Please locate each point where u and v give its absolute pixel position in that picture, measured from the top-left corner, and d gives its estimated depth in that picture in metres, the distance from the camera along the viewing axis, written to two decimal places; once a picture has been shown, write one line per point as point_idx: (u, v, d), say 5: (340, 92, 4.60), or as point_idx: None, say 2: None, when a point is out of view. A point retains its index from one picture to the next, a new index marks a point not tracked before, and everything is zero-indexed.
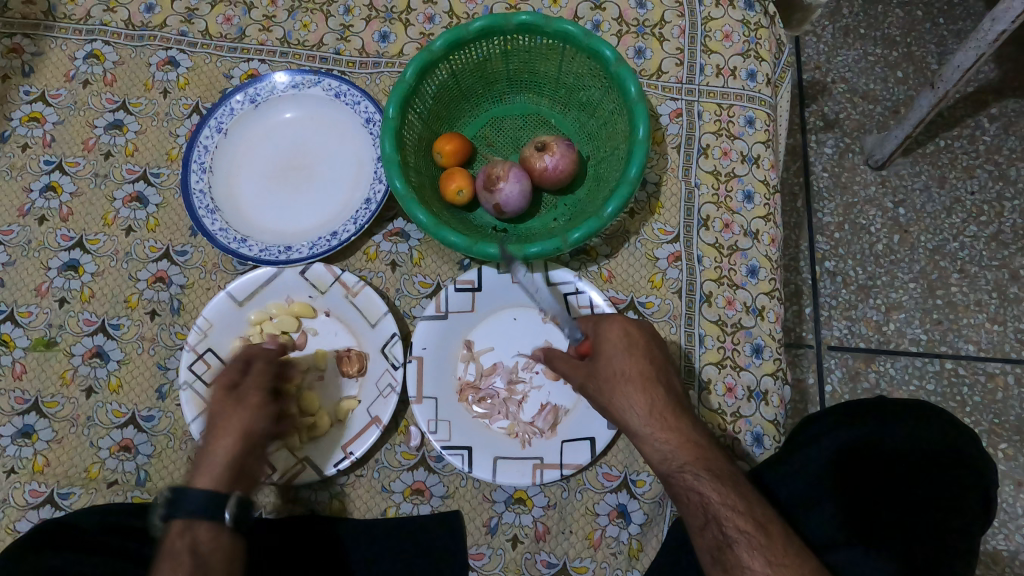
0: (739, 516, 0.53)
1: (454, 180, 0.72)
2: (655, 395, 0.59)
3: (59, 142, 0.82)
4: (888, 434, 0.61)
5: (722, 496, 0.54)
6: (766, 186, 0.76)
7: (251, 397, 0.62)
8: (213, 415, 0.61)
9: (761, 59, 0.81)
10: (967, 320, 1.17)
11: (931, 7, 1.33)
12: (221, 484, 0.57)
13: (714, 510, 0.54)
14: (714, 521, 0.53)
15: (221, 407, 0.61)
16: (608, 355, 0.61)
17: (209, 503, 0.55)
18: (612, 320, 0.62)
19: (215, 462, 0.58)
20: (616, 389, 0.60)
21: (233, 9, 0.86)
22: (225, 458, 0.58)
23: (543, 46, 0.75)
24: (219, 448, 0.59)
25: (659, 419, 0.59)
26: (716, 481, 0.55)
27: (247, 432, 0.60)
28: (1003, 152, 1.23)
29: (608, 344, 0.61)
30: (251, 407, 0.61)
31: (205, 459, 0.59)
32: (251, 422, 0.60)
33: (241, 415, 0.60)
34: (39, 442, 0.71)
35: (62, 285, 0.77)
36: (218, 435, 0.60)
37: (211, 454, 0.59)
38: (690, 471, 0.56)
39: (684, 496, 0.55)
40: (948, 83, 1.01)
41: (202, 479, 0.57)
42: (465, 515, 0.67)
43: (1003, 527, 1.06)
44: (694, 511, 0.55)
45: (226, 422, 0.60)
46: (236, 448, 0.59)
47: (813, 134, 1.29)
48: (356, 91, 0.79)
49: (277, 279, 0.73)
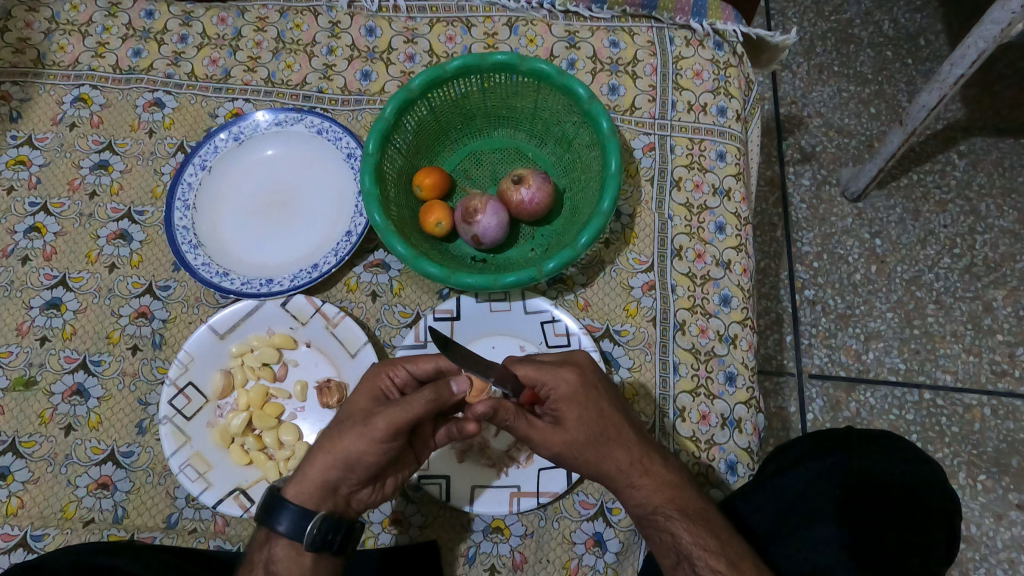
0: (712, 556, 0.54)
1: (432, 213, 0.74)
2: (623, 446, 0.58)
3: (45, 184, 0.84)
4: (860, 464, 0.62)
5: (693, 537, 0.56)
6: (738, 218, 0.78)
7: (375, 426, 0.56)
8: (345, 417, 0.60)
9: (731, 96, 0.83)
10: (944, 350, 1.18)
11: (901, 47, 1.37)
12: (311, 501, 0.58)
13: (685, 549, 0.55)
14: (686, 561, 0.55)
15: (353, 419, 0.59)
16: (567, 415, 0.58)
17: (298, 524, 0.56)
18: (566, 373, 0.58)
19: (307, 475, 0.58)
20: (584, 450, 0.58)
21: (219, 51, 0.89)
22: (319, 476, 0.57)
23: (518, 83, 0.77)
24: (318, 464, 0.58)
25: (631, 467, 0.58)
26: (686, 522, 0.56)
27: (355, 457, 0.57)
28: (974, 187, 1.27)
29: (565, 403, 0.58)
30: (367, 437, 0.56)
31: (302, 468, 0.59)
32: (361, 451, 0.56)
33: (353, 440, 0.56)
34: (14, 483, 0.71)
35: (44, 323, 0.77)
36: (326, 449, 0.58)
37: (309, 463, 0.58)
38: (662, 513, 0.57)
39: (658, 536, 0.58)
40: (914, 120, 1.04)
41: (294, 490, 0.58)
42: (442, 545, 0.67)
43: (984, 561, 1.06)
44: (666, 551, 0.57)
45: (340, 441, 0.57)
46: (334, 470, 0.57)
47: (791, 166, 1.32)
48: (337, 127, 0.81)
49: (258, 312, 0.74)
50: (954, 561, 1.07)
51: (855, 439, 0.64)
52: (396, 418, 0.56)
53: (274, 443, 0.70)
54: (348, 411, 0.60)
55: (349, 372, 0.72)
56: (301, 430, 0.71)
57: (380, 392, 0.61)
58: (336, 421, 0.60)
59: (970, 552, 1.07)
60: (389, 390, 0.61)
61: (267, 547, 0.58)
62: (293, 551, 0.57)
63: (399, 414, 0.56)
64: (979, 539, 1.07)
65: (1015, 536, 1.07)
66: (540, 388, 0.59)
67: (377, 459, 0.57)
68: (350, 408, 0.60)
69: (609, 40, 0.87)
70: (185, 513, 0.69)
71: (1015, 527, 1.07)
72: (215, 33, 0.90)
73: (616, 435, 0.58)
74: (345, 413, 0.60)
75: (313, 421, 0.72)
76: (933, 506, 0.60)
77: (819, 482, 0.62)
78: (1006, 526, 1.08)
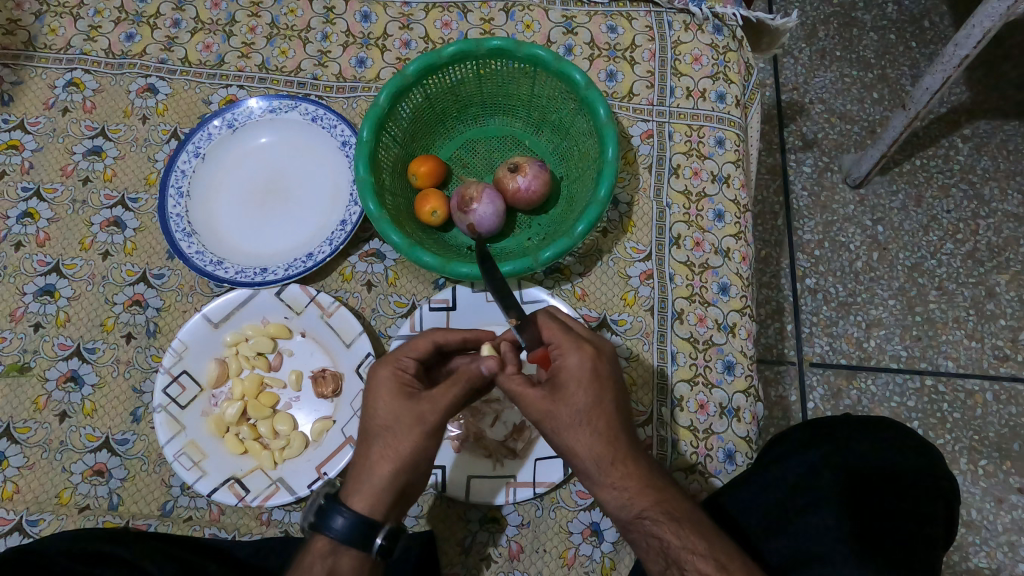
0: (699, 559, 0.50)
1: (428, 201, 0.73)
2: (605, 436, 0.54)
3: (37, 169, 0.83)
4: (857, 450, 0.61)
5: (682, 542, 0.51)
6: (737, 206, 0.77)
7: (430, 418, 0.55)
8: (384, 422, 0.55)
9: (730, 81, 0.82)
10: (946, 336, 1.17)
11: (905, 31, 1.36)
12: (375, 508, 0.54)
13: (672, 554, 0.51)
14: (673, 567, 0.51)
15: (397, 421, 0.55)
16: (564, 387, 0.54)
17: (357, 534, 0.52)
18: (577, 353, 0.55)
19: (371, 488, 0.54)
20: (564, 430, 0.54)
21: (212, 36, 0.88)
22: (389, 485, 0.54)
23: (514, 69, 0.76)
24: (380, 473, 0.54)
25: (609, 464, 0.54)
26: (673, 526, 0.52)
27: (419, 457, 0.55)
28: (978, 171, 1.26)
29: (567, 377, 0.55)
30: (423, 431, 0.55)
31: (363, 478, 0.55)
32: (423, 448, 0.55)
33: (412, 435, 0.54)
34: (9, 468, 0.71)
35: (38, 310, 0.77)
36: (388, 454, 0.54)
37: (366, 471, 0.55)
38: (649, 517, 0.53)
39: (645, 542, 0.53)
40: (918, 104, 1.02)
41: (355, 501, 0.54)
42: (439, 535, 0.67)
43: (985, 545, 1.06)
44: (653, 557, 0.53)
45: (393, 443, 0.54)
46: (402, 475, 0.54)
47: (793, 153, 1.31)
48: (332, 114, 0.80)
49: (253, 301, 0.73)
50: (955, 545, 1.06)
51: (860, 428, 0.62)
52: (441, 401, 0.56)
53: (269, 433, 0.70)
54: (385, 412, 0.55)
55: (345, 362, 0.72)
56: (296, 419, 0.71)
57: (400, 378, 0.57)
58: (376, 424, 0.56)
59: (970, 536, 1.06)
60: (408, 377, 0.58)
61: (327, 557, 0.53)
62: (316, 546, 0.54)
63: (440, 395, 0.56)
64: (980, 523, 1.07)
65: (1016, 519, 1.07)
66: (552, 352, 0.57)
67: (432, 452, 0.56)
68: (384, 410, 0.56)
69: (607, 25, 0.86)
70: (180, 501, 0.69)
71: (1016, 510, 1.07)
72: (208, 18, 0.89)
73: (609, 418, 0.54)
74: (379, 413, 0.56)
75: (310, 410, 0.72)
76: (932, 510, 0.57)
77: (820, 470, 0.60)
78: (1007, 509, 1.07)
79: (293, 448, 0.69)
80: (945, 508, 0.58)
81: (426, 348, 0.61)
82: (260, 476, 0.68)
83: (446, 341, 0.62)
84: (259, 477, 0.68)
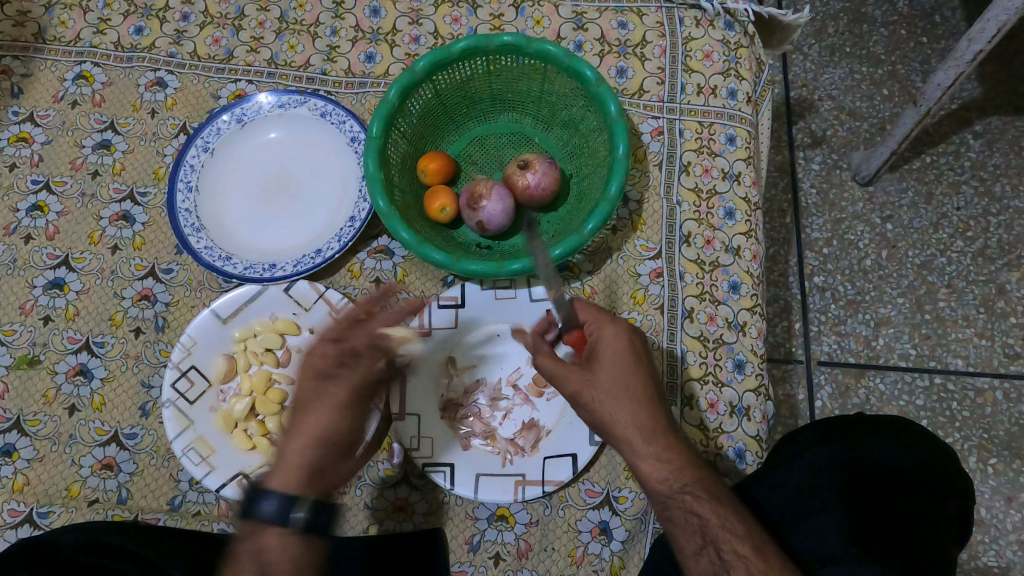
0: (737, 539, 0.51)
1: (437, 198, 0.73)
2: (648, 410, 0.56)
3: (47, 162, 0.83)
4: (874, 450, 0.60)
5: (720, 519, 0.52)
6: (747, 203, 0.77)
7: (336, 390, 0.58)
8: (300, 404, 0.59)
9: (741, 78, 0.82)
10: (956, 335, 1.17)
11: (916, 26, 1.34)
12: (292, 483, 0.54)
13: (711, 534, 0.52)
14: (711, 545, 0.51)
15: (306, 396, 0.58)
16: (606, 362, 0.57)
17: (281, 508, 0.52)
18: (617, 328, 0.59)
19: (286, 463, 0.55)
20: (609, 401, 0.56)
21: (221, 30, 0.87)
22: (301, 458, 0.56)
23: (525, 66, 0.76)
24: (291, 449, 0.56)
25: (654, 436, 0.55)
26: (714, 504, 0.53)
27: (333, 432, 0.57)
28: (989, 168, 1.25)
29: (609, 351, 0.57)
30: (332, 404, 0.57)
31: (280, 459, 0.56)
32: (332, 421, 0.57)
33: (325, 412, 0.57)
34: (19, 460, 0.71)
35: (47, 303, 0.77)
36: (301, 433, 0.57)
37: (286, 454, 0.56)
38: (691, 492, 0.54)
39: (683, 519, 0.53)
40: (930, 100, 1.01)
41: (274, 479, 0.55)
42: (447, 532, 0.67)
43: (995, 544, 1.05)
44: (690, 535, 0.53)
45: (306, 422, 0.57)
46: (314, 450, 0.56)
47: (801, 150, 1.30)
48: (341, 110, 0.80)
49: (261, 297, 0.73)
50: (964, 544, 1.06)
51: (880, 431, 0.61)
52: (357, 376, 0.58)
53: (277, 429, 0.70)
54: (301, 393, 0.59)
55: None
56: None
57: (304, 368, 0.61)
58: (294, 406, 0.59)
59: (980, 535, 1.06)
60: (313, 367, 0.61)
61: (256, 541, 0.52)
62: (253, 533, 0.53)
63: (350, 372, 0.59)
64: (989, 522, 1.07)
65: None
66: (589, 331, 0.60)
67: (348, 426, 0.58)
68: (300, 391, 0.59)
69: (617, 21, 0.85)
70: (188, 496, 0.69)
71: None
72: (217, 12, 0.88)
73: (653, 393, 0.57)
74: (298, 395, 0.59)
75: None
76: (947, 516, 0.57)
77: (827, 471, 0.60)
78: (1017, 508, 1.07)
79: None
80: (960, 514, 0.57)
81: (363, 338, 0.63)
82: (268, 471, 0.68)
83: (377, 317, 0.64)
84: None
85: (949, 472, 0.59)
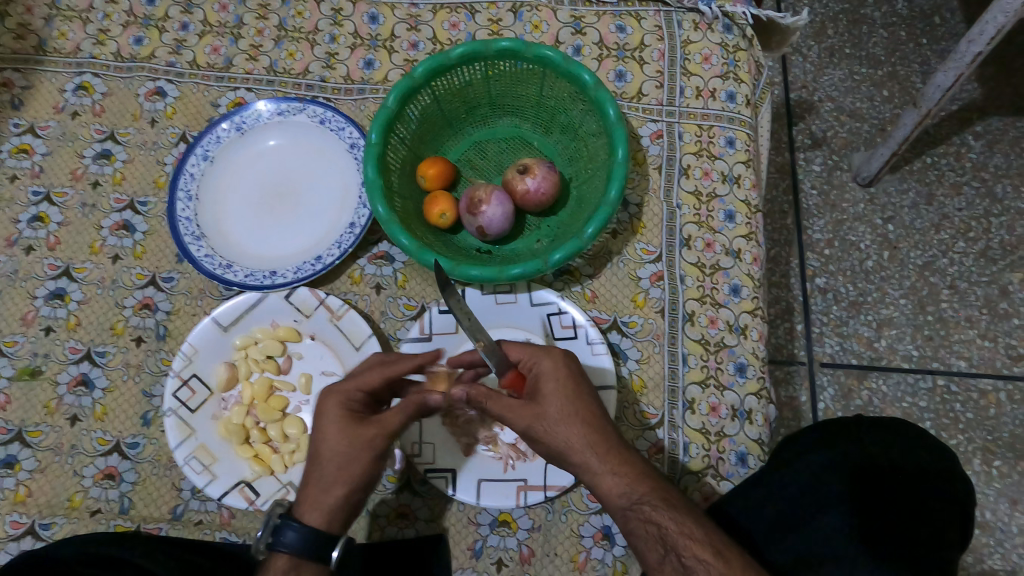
0: (698, 544, 0.51)
1: (437, 204, 0.73)
2: (597, 430, 0.57)
3: (48, 173, 0.83)
4: (876, 450, 0.60)
5: (680, 525, 0.52)
6: (748, 206, 0.77)
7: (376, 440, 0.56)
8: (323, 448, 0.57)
9: (741, 81, 0.82)
10: (958, 336, 1.16)
11: (915, 27, 1.34)
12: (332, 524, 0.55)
13: (671, 540, 0.52)
14: (673, 553, 0.51)
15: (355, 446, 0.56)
16: (548, 390, 0.58)
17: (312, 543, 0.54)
18: (553, 355, 0.60)
19: (327, 504, 0.55)
20: (556, 427, 0.56)
21: (221, 39, 0.88)
22: (343, 501, 0.56)
23: (523, 70, 0.76)
24: (326, 491, 0.56)
25: (605, 452, 0.56)
26: (671, 511, 0.53)
27: (370, 478, 0.57)
28: (990, 169, 1.24)
29: (547, 379, 0.58)
30: (373, 456, 0.56)
31: (318, 496, 0.56)
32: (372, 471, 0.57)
33: (331, 440, 0.56)
34: (22, 472, 0.71)
35: (48, 314, 0.77)
36: (315, 462, 0.57)
37: (329, 495, 0.55)
38: (648, 502, 0.54)
39: (643, 530, 0.53)
40: (929, 101, 1.01)
41: (309, 514, 0.55)
42: (450, 539, 0.67)
43: (1000, 547, 1.05)
44: (652, 545, 0.53)
45: (347, 468, 0.56)
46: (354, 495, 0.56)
47: (802, 152, 1.30)
48: (340, 117, 0.80)
49: (261, 305, 0.73)
50: (969, 547, 1.05)
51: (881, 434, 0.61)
52: (390, 426, 0.57)
53: (278, 437, 0.70)
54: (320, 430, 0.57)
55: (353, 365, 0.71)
56: (306, 423, 0.71)
57: (350, 409, 0.58)
58: (329, 453, 0.56)
59: (985, 538, 1.05)
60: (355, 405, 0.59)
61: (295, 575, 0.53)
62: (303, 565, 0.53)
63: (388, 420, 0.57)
64: (994, 524, 1.06)
65: None
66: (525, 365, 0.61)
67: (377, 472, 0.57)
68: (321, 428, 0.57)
69: (616, 25, 0.85)
70: (190, 505, 0.69)
71: None
72: (216, 21, 0.89)
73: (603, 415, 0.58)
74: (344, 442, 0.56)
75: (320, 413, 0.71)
76: (951, 515, 0.56)
77: (831, 469, 0.60)
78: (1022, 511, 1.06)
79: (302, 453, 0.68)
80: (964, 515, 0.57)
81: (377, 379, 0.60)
82: (270, 481, 0.68)
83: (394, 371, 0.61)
84: (269, 481, 0.68)
85: (954, 473, 0.59)
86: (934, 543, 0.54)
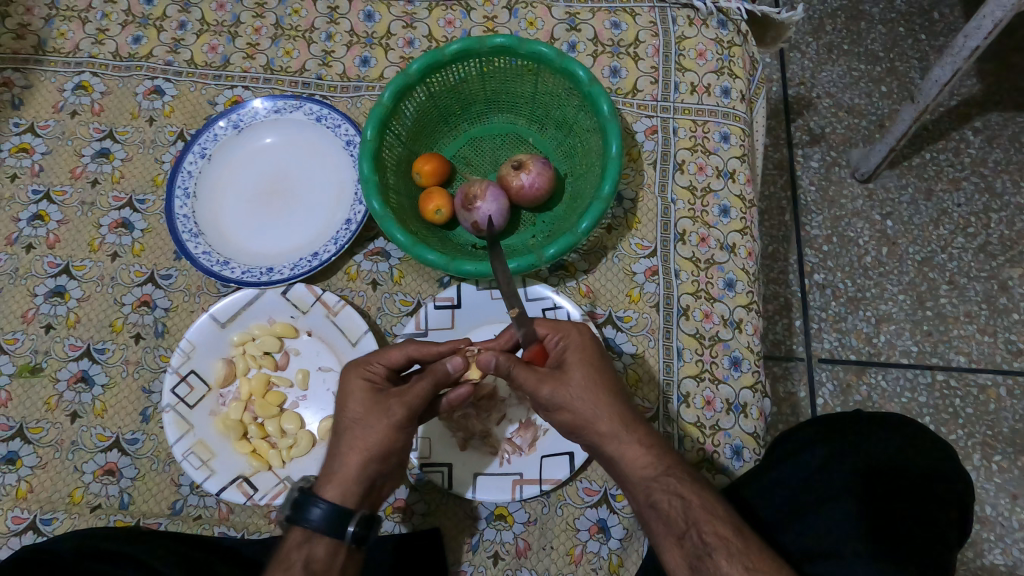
0: (718, 520, 0.52)
1: (432, 200, 0.73)
2: (621, 404, 0.59)
3: (47, 172, 0.84)
4: (876, 444, 0.60)
5: (702, 500, 0.53)
6: (742, 201, 0.77)
7: (396, 410, 0.58)
8: (348, 420, 0.59)
9: (735, 76, 0.82)
10: (957, 331, 1.17)
11: (914, 23, 1.34)
12: (349, 497, 0.57)
13: (694, 513, 0.53)
14: (693, 529, 0.52)
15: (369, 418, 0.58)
16: (575, 361, 0.60)
17: (334, 521, 0.55)
18: (579, 332, 0.62)
19: (346, 477, 0.57)
20: (583, 395, 0.58)
21: (218, 38, 0.88)
22: (360, 474, 0.57)
23: (517, 66, 0.76)
24: (347, 462, 0.57)
25: (630, 426, 0.58)
26: (693, 484, 0.55)
27: (389, 449, 0.58)
28: (989, 164, 1.24)
29: (574, 351, 0.60)
30: (390, 424, 0.58)
31: (336, 469, 0.58)
32: (391, 440, 0.58)
33: (351, 409, 0.59)
34: (22, 468, 0.71)
35: (48, 311, 0.77)
36: (339, 432, 0.59)
37: (348, 468, 0.57)
38: (673, 474, 0.55)
39: (665, 502, 0.54)
40: (926, 96, 1.01)
41: (328, 489, 0.57)
42: (447, 533, 0.67)
43: (1000, 541, 1.05)
44: (673, 519, 0.54)
45: (364, 438, 0.58)
46: (373, 466, 0.58)
47: (800, 148, 1.30)
48: (337, 114, 0.81)
49: (259, 300, 0.73)
50: (968, 541, 1.06)
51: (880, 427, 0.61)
52: (410, 398, 0.59)
53: (276, 432, 0.70)
54: (343, 401, 0.60)
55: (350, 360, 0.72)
56: (304, 419, 0.71)
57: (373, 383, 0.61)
58: (348, 420, 0.59)
59: (985, 533, 1.05)
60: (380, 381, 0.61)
61: (306, 548, 0.55)
62: (333, 549, 0.55)
63: (413, 392, 0.59)
64: (994, 519, 1.06)
65: None
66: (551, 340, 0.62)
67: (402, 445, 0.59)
68: (345, 400, 0.60)
69: (611, 21, 0.86)
70: (189, 500, 0.69)
71: None
72: (213, 20, 0.89)
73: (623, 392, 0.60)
74: (362, 414, 0.59)
75: (317, 408, 0.72)
76: (947, 512, 0.56)
77: (834, 462, 0.60)
78: (1021, 505, 1.06)
79: (300, 447, 0.69)
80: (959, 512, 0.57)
81: (399, 357, 0.62)
82: (268, 475, 0.68)
83: (418, 352, 0.63)
84: (268, 476, 0.68)
85: (951, 467, 0.59)
86: (933, 539, 0.54)
